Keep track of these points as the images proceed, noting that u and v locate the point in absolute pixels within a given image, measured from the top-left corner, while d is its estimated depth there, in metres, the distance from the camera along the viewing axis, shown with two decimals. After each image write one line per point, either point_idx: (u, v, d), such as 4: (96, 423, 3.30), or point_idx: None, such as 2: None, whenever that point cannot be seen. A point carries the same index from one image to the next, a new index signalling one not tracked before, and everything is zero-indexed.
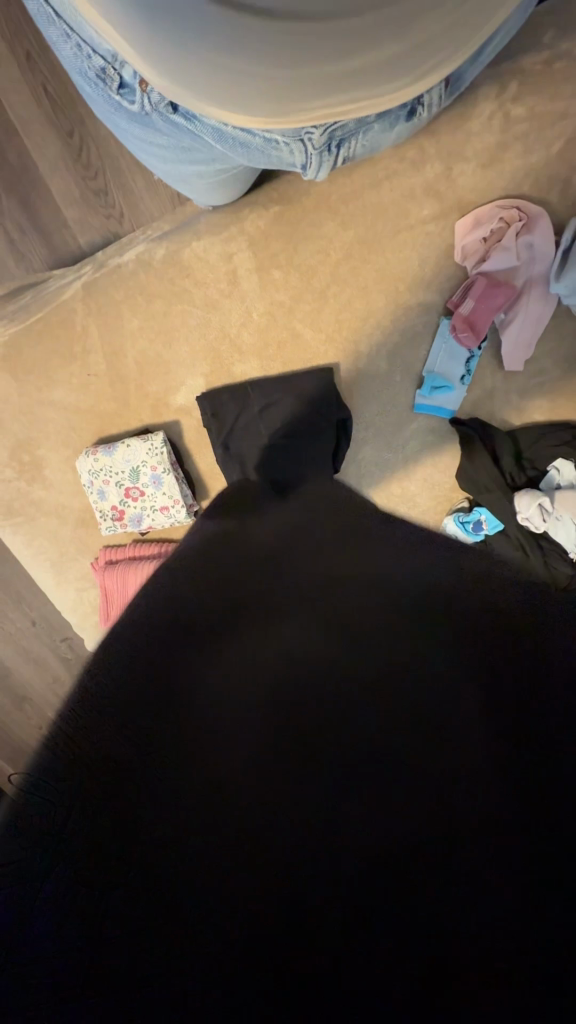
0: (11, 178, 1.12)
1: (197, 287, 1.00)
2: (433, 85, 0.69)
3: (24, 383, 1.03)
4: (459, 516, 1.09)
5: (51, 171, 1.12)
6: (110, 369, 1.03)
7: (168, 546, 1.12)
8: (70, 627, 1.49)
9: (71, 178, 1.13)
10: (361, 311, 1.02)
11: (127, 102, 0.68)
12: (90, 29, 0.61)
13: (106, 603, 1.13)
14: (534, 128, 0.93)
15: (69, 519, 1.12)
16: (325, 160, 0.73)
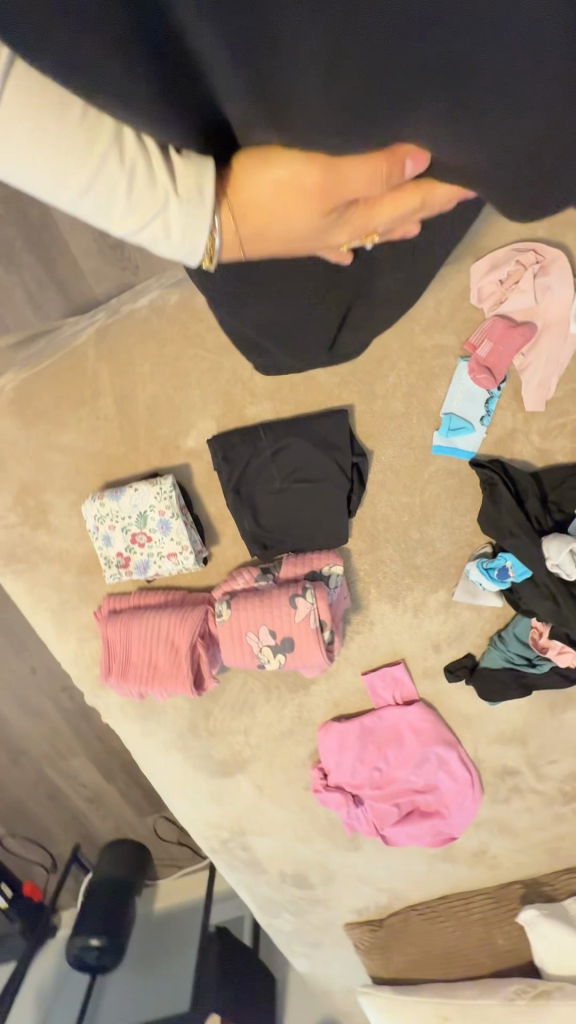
0: (34, 237, 1.20)
1: (189, 323, 0.98)
2: None
3: (47, 397, 1.01)
4: (482, 563, 1.06)
5: (70, 229, 1.20)
6: (117, 398, 1.01)
7: (176, 594, 1.08)
8: (53, 553, 1.07)
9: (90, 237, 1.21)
10: (390, 339, 1.00)
11: None
12: None
13: (109, 656, 1.06)
14: (555, 220, 0.95)
15: (71, 567, 1.08)
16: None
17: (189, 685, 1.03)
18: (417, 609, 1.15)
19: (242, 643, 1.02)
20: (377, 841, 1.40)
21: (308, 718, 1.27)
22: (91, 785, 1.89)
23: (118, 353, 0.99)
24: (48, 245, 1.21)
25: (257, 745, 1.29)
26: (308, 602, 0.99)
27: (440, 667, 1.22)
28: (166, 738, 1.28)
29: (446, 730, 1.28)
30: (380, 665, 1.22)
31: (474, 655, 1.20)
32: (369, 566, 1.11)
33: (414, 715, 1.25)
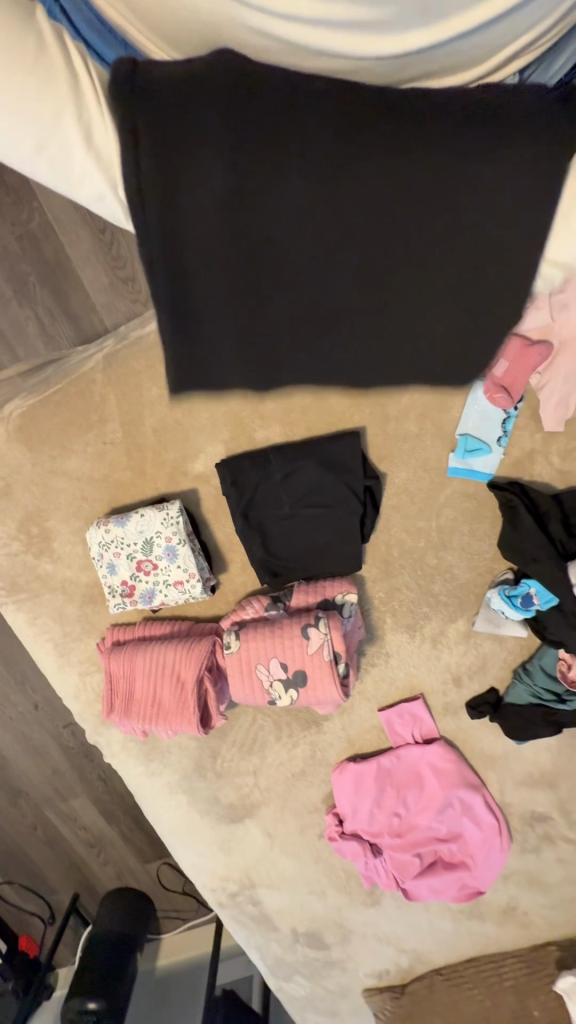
0: (46, 270, 1.22)
1: None
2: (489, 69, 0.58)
3: (51, 422, 0.98)
4: (504, 590, 1.01)
5: (82, 262, 1.22)
6: (125, 424, 0.99)
7: (183, 624, 1.03)
8: (55, 582, 1.03)
9: (101, 269, 1.23)
10: None
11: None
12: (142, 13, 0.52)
13: (111, 692, 1.00)
14: None
15: (74, 597, 1.04)
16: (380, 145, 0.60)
17: (195, 722, 0.97)
18: (435, 639, 1.09)
19: (251, 677, 0.96)
20: (397, 895, 1.29)
21: (321, 758, 1.19)
22: (92, 829, 1.79)
23: (125, 377, 0.98)
24: (59, 278, 1.23)
25: (268, 788, 1.21)
26: (322, 633, 0.94)
27: (462, 703, 1.15)
28: (170, 779, 1.20)
29: (469, 771, 1.19)
30: (397, 699, 1.15)
31: (498, 690, 1.13)
32: (384, 594, 1.06)
33: (435, 754, 1.17)
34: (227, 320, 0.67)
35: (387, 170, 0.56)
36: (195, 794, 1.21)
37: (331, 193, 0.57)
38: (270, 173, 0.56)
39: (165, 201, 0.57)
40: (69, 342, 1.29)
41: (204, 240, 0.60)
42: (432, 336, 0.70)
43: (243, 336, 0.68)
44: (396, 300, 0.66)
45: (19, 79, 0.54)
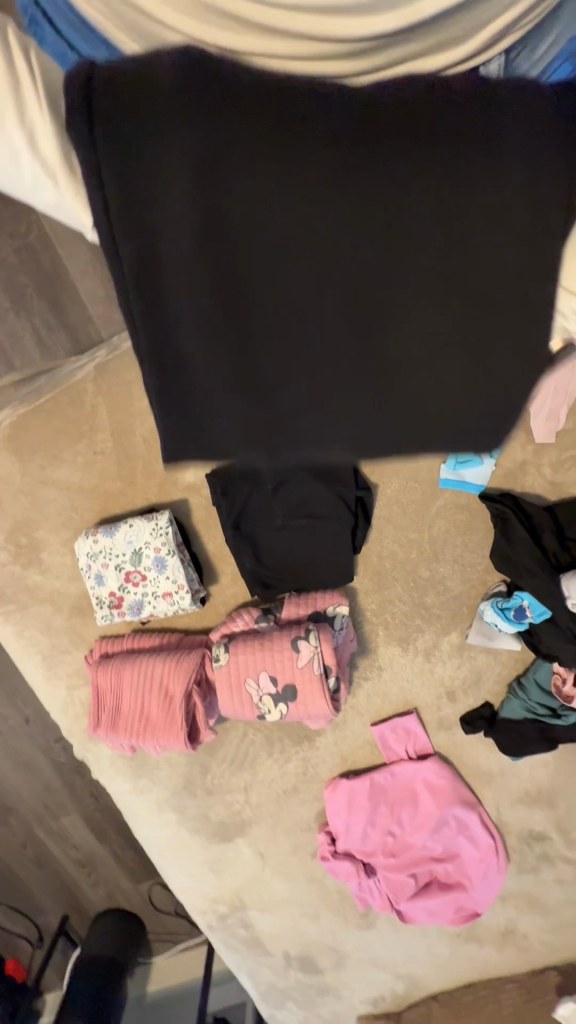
0: (43, 282, 1.23)
1: None
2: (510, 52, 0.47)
3: (42, 432, 0.98)
4: (497, 602, 1.00)
5: (80, 275, 1.23)
6: (116, 434, 0.98)
7: (172, 636, 1.02)
8: (43, 593, 1.02)
9: (98, 281, 1.24)
10: None
11: None
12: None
13: (97, 706, 0.98)
14: None
15: (63, 608, 1.02)
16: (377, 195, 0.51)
17: (183, 738, 0.95)
18: (429, 653, 1.08)
19: (240, 692, 0.94)
20: (392, 918, 1.25)
21: (314, 774, 1.17)
22: (82, 848, 1.75)
23: (117, 387, 0.98)
24: (57, 290, 1.24)
25: (259, 806, 1.18)
26: (312, 646, 0.92)
27: (456, 718, 1.13)
28: (159, 796, 1.17)
29: (465, 788, 1.17)
30: (390, 713, 1.13)
31: (493, 706, 1.11)
32: (376, 607, 1.05)
33: (429, 770, 1.15)
34: (224, 378, 0.51)
35: (404, 171, 0.44)
36: (184, 811, 1.18)
37: (334, 200, 0.44)
38: (253, 178, 0.44)
39: (134, 225, 0.45)
40: (65, 352, 1.29)
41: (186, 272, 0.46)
42: (505, 387, 0.51)
43: (247, 396, 0.52)
44: (446, 343, 0.49)
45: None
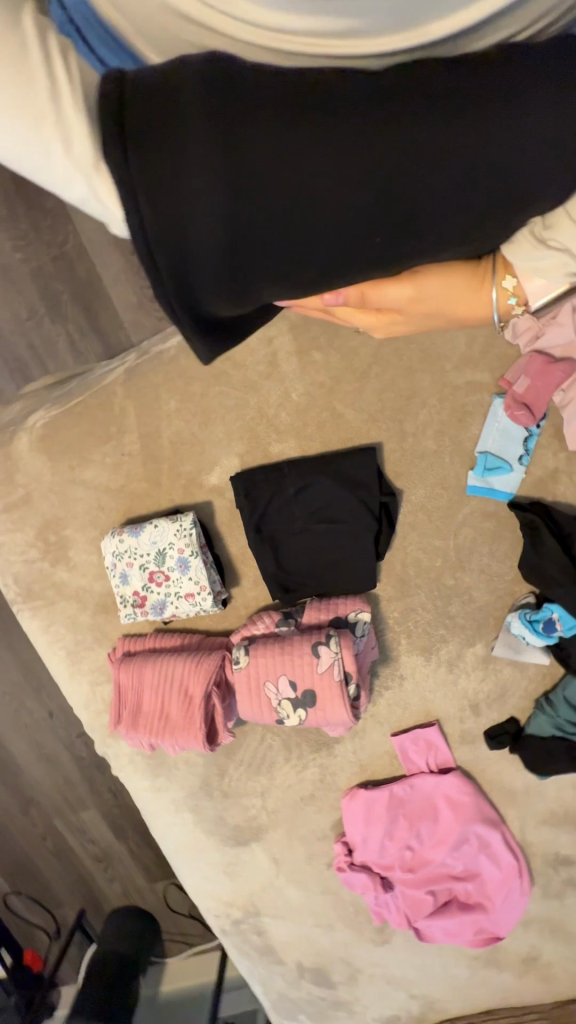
0: (78, 289, 1.27)
1: (216, 362, 0.98)
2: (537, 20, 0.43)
3: (72, 433, 1.00)
4: (524, 613, 0.98)
5: (113, 282, 1.27)
6: (143, 436, 1.00)
7: (193, 637, 1.02)
8: (70, 591, 1.04)
9: (130, 287, 1.28)
10: (421, 381, 0.97)
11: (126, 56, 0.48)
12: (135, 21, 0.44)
13: (119, 704, 0.99)
14: None
15: (88, 606, 1.04)
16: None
17: (201, 739, 0.95)
18: (452, 664, 1.05)
19: (259, 695, 0.94)
20: (409, 935, 1.22)
21: (331, 782, 1.15)
22: (100, 844, 1.77)
23: (146, 390, 0.99)
24: (90, 297, 1.28)
25: (275, 812, 1.17)
26: (332, 651, 0.92)
27: (479, 732, 1.10)
28: (176, 796, 1.18)
29: (487, 806, 1.13)
30: (411, 724, 1.11)
31: (519, 722, 1.08)
32: (399, 614, 1.03)
33: (450, 785, 1.12)
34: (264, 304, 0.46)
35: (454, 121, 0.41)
36: (201, 813, 1.18)
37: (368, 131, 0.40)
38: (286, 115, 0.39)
39: (179, 187, 0.39)
40: (96, 358, 1.33)
41: (231, 227, 0.40)
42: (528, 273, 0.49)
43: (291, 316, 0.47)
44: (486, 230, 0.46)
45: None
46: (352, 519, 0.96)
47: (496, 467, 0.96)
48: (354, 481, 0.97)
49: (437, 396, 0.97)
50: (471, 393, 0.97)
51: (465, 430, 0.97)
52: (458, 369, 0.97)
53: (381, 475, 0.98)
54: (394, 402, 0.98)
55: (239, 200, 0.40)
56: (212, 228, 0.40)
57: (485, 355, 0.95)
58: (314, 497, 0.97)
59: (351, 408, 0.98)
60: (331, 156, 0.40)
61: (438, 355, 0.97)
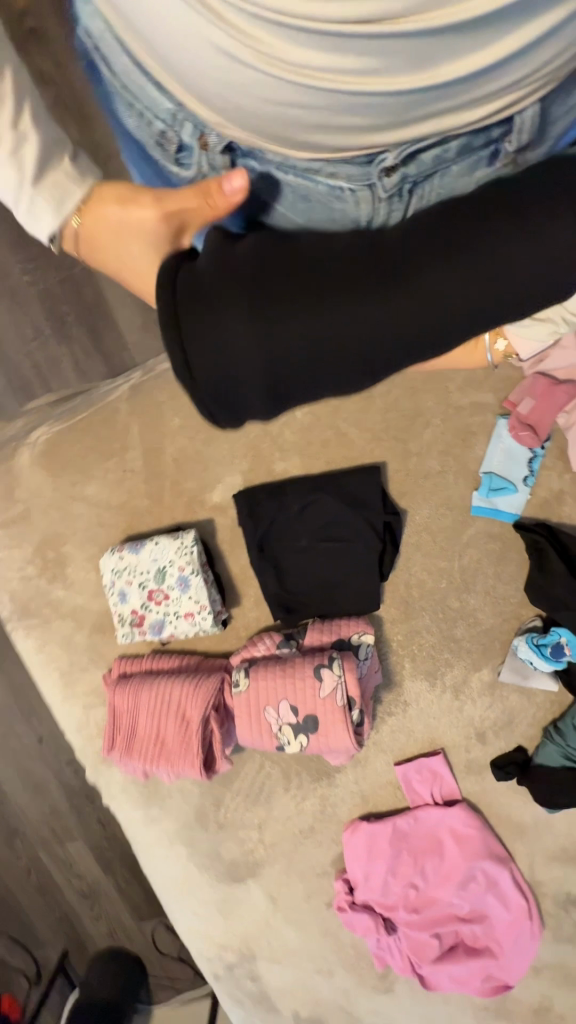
0: (86, 312, 1.29)
1: None
2: (534, 106, 0.41)
3: (73, 449, 1.00)
4: (532, 638, 0.96)
5: (120, 305, 1.29)
6: (146, 452, 0.99)
7: (191, 659, 0.99)
8: (66, 609, 1.02)
9: (136, 310, 1.30)
10: (425, 402, 0.98)
11: (185, 171, 0.49)
12: (149, 81, 0.44)
13: (113, 729, 0.96)
14: None
15: (84, 625, 1.02)
16: (393, 213, 0.45)
17: (198, 766, 0.92)
18: (457, 690, 1.02)
19: (259, 720, 0.91)
20: (414, 983, 1.14)
21: (332, 814, 1.10)
22: (87, 879, 1.69)
23: (149, 407, 0.99)
24: (97, 319, 1.30)
25: (273, 845, 1.12)
26: (335, 675, 0.89)
27: (486, 762, 1.06)
28: (169, 826, 1.12)
29: (495, 841, 1.08)
30: (415, 752, 1.07)
31: (527, 751, 1.04)
32: (403, 637, 1.01)
33: (455, 817, 1.07)
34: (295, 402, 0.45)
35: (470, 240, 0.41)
36: (195, 846, 1.12)
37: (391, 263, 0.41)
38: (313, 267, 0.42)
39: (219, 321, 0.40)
40: (100, 377, 1.34)
41: (257, 342, 0.40)
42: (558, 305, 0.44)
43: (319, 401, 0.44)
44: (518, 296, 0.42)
45: (60, 166, 0.52)
46: (357, 539, 0.95)
47: (501, 488, 0.96)
48: (360, 502, 0.96)
49: (441, 418, 0.97)
50: (475, 414, 0.97)
51: (470, 451, 0.97)
52: (462, 391, 0.97)
53: (387, 496, 0.98)
54: (398, 422, 0.98)
55: (271, 328, 0.40)
56: (249, 353, 0.41)
57: (488, 378, 0.96)
58: (317, 515, 0.96)
59: (356, 428, 0.98)
60: (367, 297, 0.40)
61: (442, 376, 0.97)
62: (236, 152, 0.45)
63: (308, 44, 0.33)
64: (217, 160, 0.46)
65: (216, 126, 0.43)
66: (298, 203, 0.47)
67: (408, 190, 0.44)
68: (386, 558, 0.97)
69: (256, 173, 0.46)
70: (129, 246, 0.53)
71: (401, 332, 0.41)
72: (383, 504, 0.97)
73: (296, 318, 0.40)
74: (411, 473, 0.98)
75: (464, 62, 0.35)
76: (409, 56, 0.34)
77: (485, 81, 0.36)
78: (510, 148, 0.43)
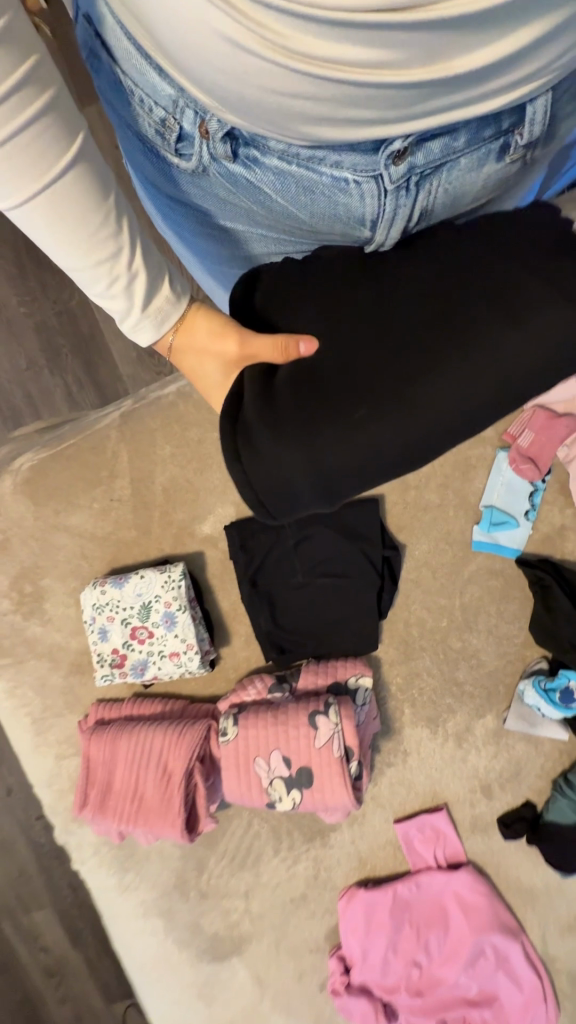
0: (80, 343, 1.28)
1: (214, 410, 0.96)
2: (546, 99, 0.40)
3: (58, 477, 0.95)
4: (538, 681, 0.91)
5: (115, 336, 1.28)
6: (134, 481, 0.96)
7: (176, 704, 0.92)
8: (41, 648, 0.95)
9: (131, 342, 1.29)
10: None
11: (185, 163, 0.48)
12: (149, 66, 0.41)
13: (87, 782, 0.87)
14: None
15: (61, 665, 0.95)
16: (400, 207, 0.43)
17: (179, 827, 0.83)
18: (460, 738, 0.96)
19: (248, 774, 0.84)
20: None
21: (326, 880, 1.00)
22: (53, 954, 1.51)
23: (140, 436, 0.96)
24: (91, 349, 1.28)
25: (261, 916, 1.01)
26: (332, 723, 0.82)
27: (493, 818, 0.98)
28: (146, 894, 1.01)
29: (505, 911, 0.98)
30: (416, 808, 0.99)
31: (536, 807, 0.97)
32: (402, 680, 0.95)
33: (461, 883, 0.98)
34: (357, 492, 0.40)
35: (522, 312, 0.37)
36: (174, 918, 1.01)
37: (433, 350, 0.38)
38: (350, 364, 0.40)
39: (264, 456, 0.39)
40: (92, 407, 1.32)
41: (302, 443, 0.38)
42: None
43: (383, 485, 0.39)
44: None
45: (161, 291, 0.52)
46: (355, 574, 0.91)
47: (502, 523, 0.93)
48: (359, 535, 0.92)
49: None
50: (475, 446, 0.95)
51: (470, 484, 0.95)
52: None
53: (386, 531, 0.94)
54: None
55: (315, 435, 0.38)
56: (290, 462, 0.38)
57: None
58: (314, 547, 0.92)
59: None
60: (412, 382, 0.37)
61: None
62: (238, 139, 0.42)
63: (314, 31, 0.31)
64: (217, 149, 0.43)
65: (217, 112, 0.40)
66: (301, 194, 0.44)
67: (415, 183, 0.42)
68: (386, 596, 0.93)
69: (256, 166, 0.43)
70: (207, 367, 0.54)
71: (456, 408, 0.36)
72: (383, 539, 0.93)
73: (333, 429, 0.37)
74: (410, 506, 0.95)
75: (475, 58, 0.33)
76: (423, 50, 0.32)
77: (501, 76, 0.35)
78: (520, 142, 0.42)
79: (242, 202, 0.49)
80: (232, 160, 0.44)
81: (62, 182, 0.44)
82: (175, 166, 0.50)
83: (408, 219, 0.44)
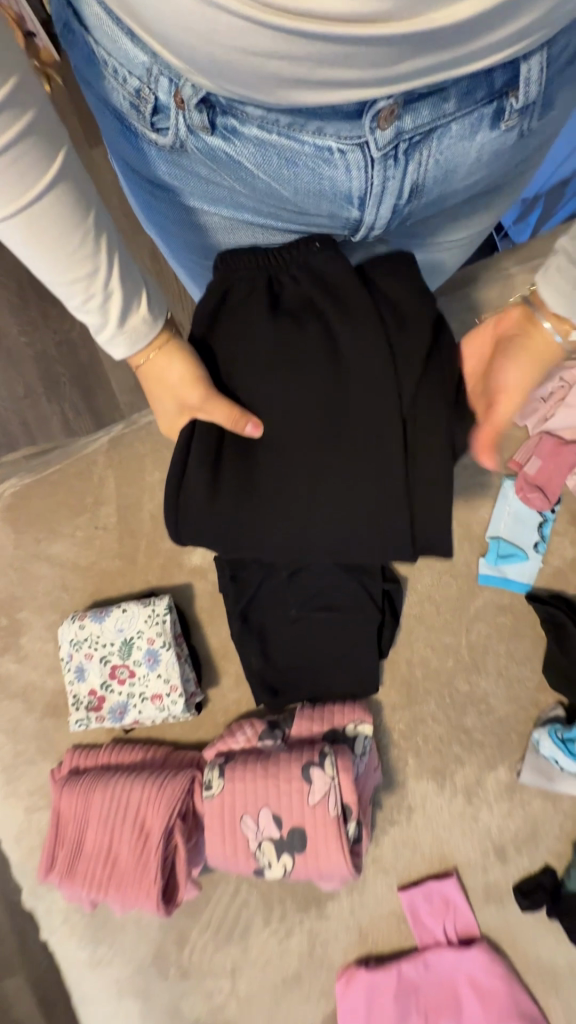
0: (77, 370, 1.26)
1: None
2: (536, 56, 0.41)
3: (41, 504, 0.91)
4: (554, 730, 0.83)
5: (113, 364, 1.27)
6: (121, 509, 0.91)
7: (157, 752, 0.84)
8: (15, 688, 0.88)
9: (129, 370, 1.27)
10: None
11: (162, 139, 0.46)
12: (122, 32, 0.41)
13: (56, 842, 0.79)
14: None
15: (35, 708, 0.87)
16: (389, 174, 0.44)
17: (154, 897, 0.74)
18: (470, 793, 0.87)
19: (234, 835, 0.75)
20: None
21: (322, 958, 0.89)
22: None
23: (129, 462, 0.92)
24: (88, 377, 1.27)
25: (248, 1002, 0.89)
26: (328, 777, 0.74)
27: (508, 887, 0.88)
28: (120, 971, 0.90)
29: (528, 1002, 0.86)
30: (423, 873, 0.89)
31: (557, 874, 0.86)
32: (406, 727, 0.87)
33: (475, 965, 0.87)
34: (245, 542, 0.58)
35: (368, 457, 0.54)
36: (150, 1001, 0.89)
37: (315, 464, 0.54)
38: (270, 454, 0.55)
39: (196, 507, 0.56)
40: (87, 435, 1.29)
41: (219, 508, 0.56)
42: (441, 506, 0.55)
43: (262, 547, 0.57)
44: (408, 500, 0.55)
45: (138, 313, 0.50)
46: (354, 608, 0.85)
47: (510, 555, 0.88)
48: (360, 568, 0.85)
49: None
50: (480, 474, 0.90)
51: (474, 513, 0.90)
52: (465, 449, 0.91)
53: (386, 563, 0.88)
54: None
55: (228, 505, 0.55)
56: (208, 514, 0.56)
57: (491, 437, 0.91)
58: (308, 580, 0.84)
59: None
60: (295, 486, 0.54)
61: None
62: (215, 108, 0.42)
63: None
64: (194, 119, 0.43)
65: (191, 78, 0.40)
66: (284, 167, 0.45)
67: (403, 149, 0.43)
68: (386, 633, 0.87)
69: (235, 136, 0.43)
70: (165, 399, 0.56)
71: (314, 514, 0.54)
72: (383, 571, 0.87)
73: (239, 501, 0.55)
74: None
75: (464, 11, 0.33)
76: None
77: (491, 31, 0.36)
78: (515, 104, 0.43)
79: (224, 182, 0.49)
80: (210, 131, 0.43)
81: (39, 203, 0.42)
82: (151, 145, 0.49)
83: (398, 190, 0.46)
